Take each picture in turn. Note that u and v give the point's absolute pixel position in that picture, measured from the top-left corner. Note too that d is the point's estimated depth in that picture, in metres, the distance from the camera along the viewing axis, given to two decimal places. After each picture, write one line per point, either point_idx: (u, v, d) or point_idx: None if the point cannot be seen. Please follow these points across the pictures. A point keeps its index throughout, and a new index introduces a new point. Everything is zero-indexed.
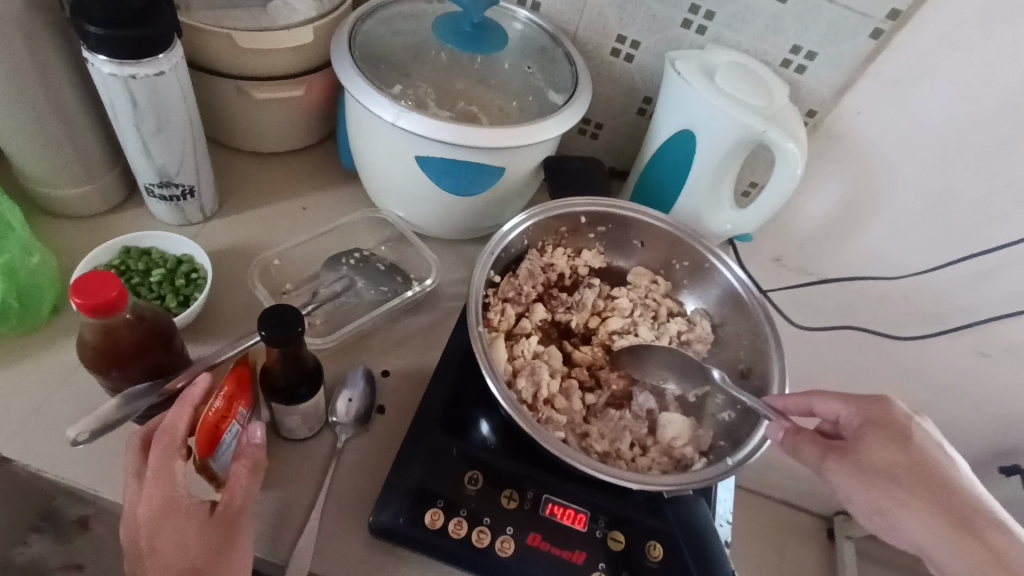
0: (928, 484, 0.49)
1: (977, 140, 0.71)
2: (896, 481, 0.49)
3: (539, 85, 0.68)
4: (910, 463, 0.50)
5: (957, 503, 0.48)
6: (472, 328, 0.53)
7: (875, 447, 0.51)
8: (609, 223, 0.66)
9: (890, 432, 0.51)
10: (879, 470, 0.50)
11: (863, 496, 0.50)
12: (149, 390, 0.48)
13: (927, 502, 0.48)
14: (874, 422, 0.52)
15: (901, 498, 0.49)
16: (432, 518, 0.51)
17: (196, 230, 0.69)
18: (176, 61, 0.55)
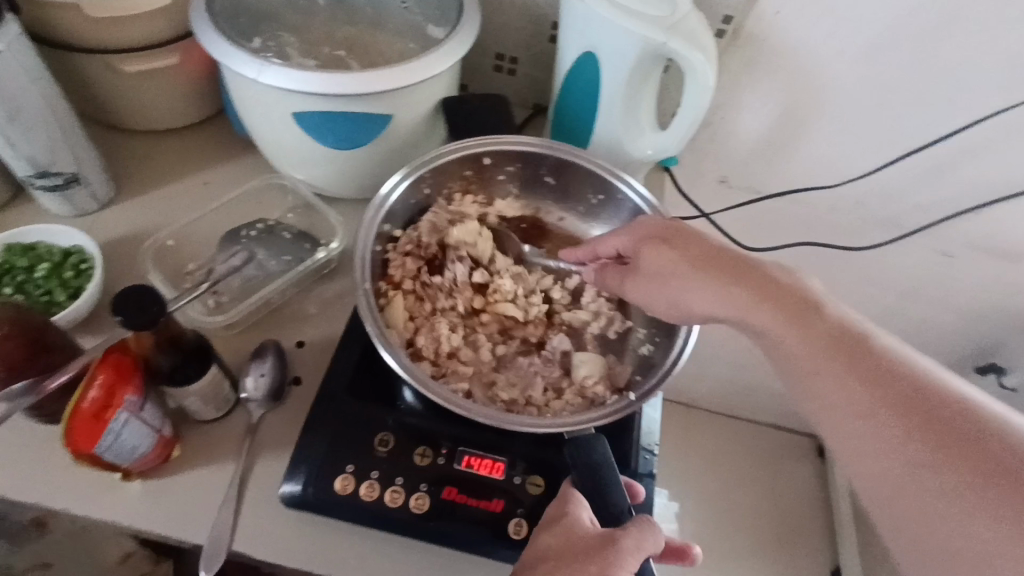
0: (740, 277, 0.48)
1: (908, 26, 0.66)
2: (691, 282, 0.49)
3: (417, 20, 0.63)
4: (701, 254, 0.50)
5: (774, 286, 0.47)
6: (358, 286, 0.52)
7: (654, 254, 0.52)
8: (517, 162, 0.64)
9: (673, 237, 0.52)
10: (667, 268, 0.51)
11: (668, 305, 0.52)
12: (28, 390, 0.46)
13: (735, 289, 0.48)
14: (661, 233, 0.53)
15: (736, 303, 0.47)
16: (342, 484, 0.50)
17: (92, 220, 0.66)
18: (11, 39, 0.51)
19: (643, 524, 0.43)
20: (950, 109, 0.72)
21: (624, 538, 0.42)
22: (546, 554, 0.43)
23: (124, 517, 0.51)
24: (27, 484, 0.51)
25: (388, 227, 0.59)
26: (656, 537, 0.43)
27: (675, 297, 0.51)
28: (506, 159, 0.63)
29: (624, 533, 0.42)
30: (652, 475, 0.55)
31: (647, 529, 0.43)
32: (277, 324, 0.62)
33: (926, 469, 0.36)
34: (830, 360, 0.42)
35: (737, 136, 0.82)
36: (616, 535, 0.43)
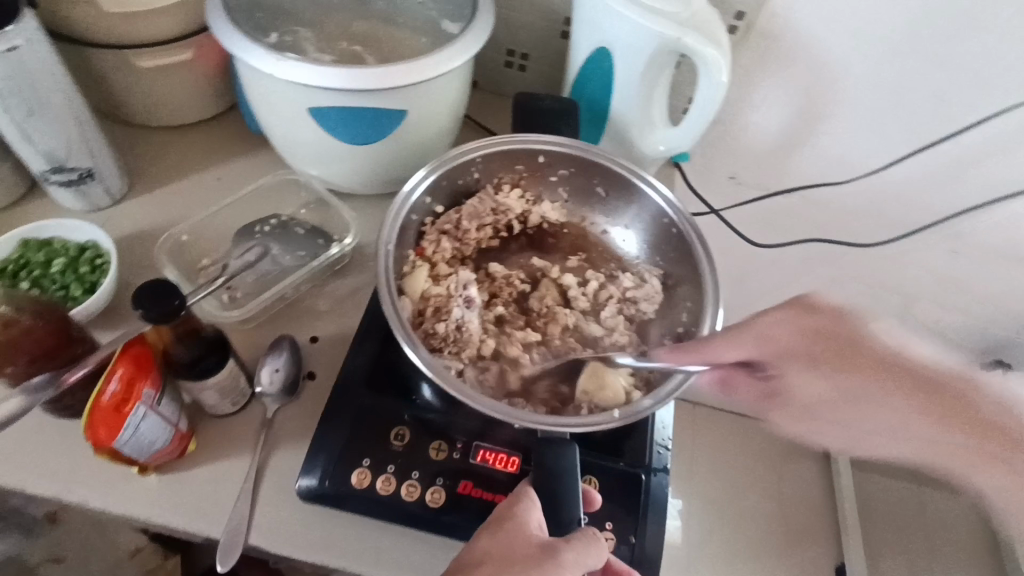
0: (864, 374, 0.51)
1: (926, 22, 0.66)
2: (869, 398, 0.51)
3: (434, 16, 0.64)
4: (834, 359, 0.51)
5: (894, 395, 0.50)
6: (380, 244, 0.53)
7: (802, 377, 0.52)
8: (571, 166, 0.64)
9: (831, 352, 0.51)
10: (830, 394, 0.52)
11: (825, 425, 0.53)
12: (48, 382, 0.46)
13: (861, 406, 0.51)
14: (815, 337, 0.51)
15: (857, 387, 0.51)
16: (359, 477, 0.51)
17: (107, 214, 0.66)
18: (31, 33, 0.50)
19: (587, 541, 0.44)
20: (965, 107, 0.72)
21: (566, 552, 0.43)
22: (487, 555, 0.43)
23: (141, 510, 0.52)
24: (45, 476, 0.52)
25: (427, 199, 0.61)
26: (599, 554, 0.44)
27: (834, 398, 0.52)
28: (560, 160, 0.63)
29: (567, 548, 0.43)
30: (667, 471, 0.55)
31: (591, 546, 0.44)
32: (291, 319, 0.62)
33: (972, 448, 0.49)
34: (960, 438, 0.49)
35: (749, 133, 0.82)
36: (558, 549, 0.43)
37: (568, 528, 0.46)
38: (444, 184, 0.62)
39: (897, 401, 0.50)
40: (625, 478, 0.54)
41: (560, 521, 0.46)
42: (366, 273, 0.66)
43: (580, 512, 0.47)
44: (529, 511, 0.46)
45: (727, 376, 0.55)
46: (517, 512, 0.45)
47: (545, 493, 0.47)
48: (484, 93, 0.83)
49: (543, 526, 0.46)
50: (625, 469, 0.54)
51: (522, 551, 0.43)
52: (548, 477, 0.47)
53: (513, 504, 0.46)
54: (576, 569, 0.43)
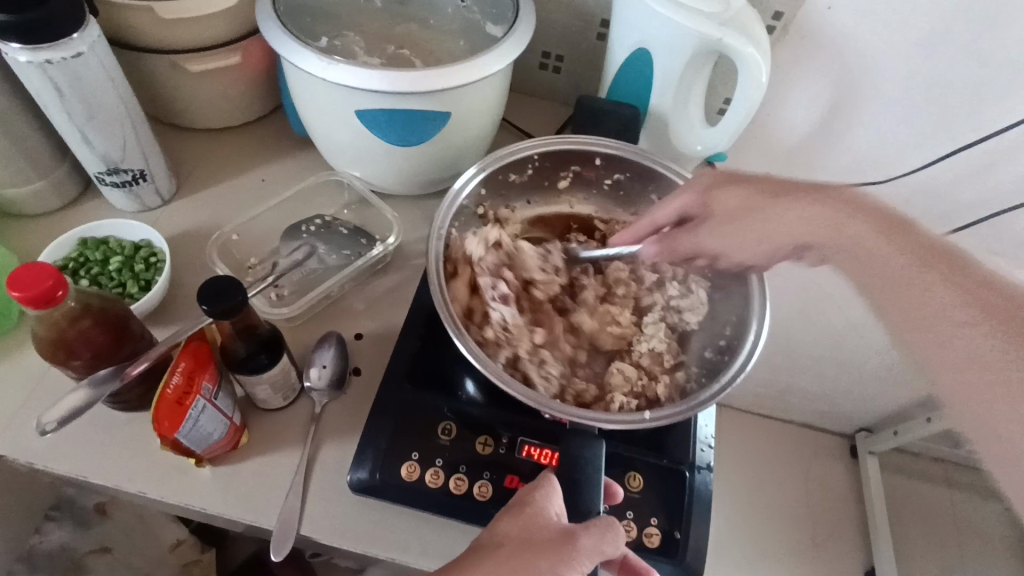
0: (795, 198, 0.52)
1: (966, 19, 0.65)
2: (778, 209, 0.52)
3: (476, 18, 0.65)
4: (777, 190, 0.54)
5: (852, 212, 0.50)
6: (432, 224, 0.56)
7: (728, 198, 0.54)
8: (627, 171, 0.65)
9: (753, 179, 0.55)
10: (743, 201, 0.54)
11: (745, 240, 0.54)
12: (111, 376, 0.48)
13: (751, 219, 0.53)
14: (727, 177, 0.55)
15: (820, 225, 0.51)
16: (408, 470, 0.52)
17: (156, 214, 0.68)
18: (94, 40, 0.52)
19: (604, 528, 0.44)
20: (1006, 102, 0.70)
21: (582, 538, 0.43)
22: (505, 537, 0.44)
23: (197, 501, 0.53)
24: (105, 468, 0.54)
25: (481, 189, 0.63)
26: (615, 543, 0.43)
27: (750, 217, 0.53)
28: (616, 165, 0.65)
29: (583, 534, 0.43)
30: (710, 468, 0.56)
31: (607, 534, 0.43)
32: (336, 316, 0.63)
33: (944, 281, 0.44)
34: (904, 260, 0.46)
35: (783, 131, 0.82)
36: (576, 534, 0.43)
37: (586, 516, 0.47)
38: (499, 178, 0.64)
39: (817, 210, 0.51)
40: (669, 475, 0.54)
41: (581, 507, 0.47)
42: (407, 271, 0.67)
43: (600, 503, 0.47)
44: (550, 498, 0.46)
45: (665, 239, 0.58)
46: (537, 498, 0.46)
47: (567, 478, 0.48)
48: (517, 95, 0.84)
49: (562, 514, 0.46)
50: (669, 465, 0.55)
51: (540, 535, 0.43)
52: (573, 463, 0.49)
53: (535, 490, 0.47)
54: (594, 557, 0.43)
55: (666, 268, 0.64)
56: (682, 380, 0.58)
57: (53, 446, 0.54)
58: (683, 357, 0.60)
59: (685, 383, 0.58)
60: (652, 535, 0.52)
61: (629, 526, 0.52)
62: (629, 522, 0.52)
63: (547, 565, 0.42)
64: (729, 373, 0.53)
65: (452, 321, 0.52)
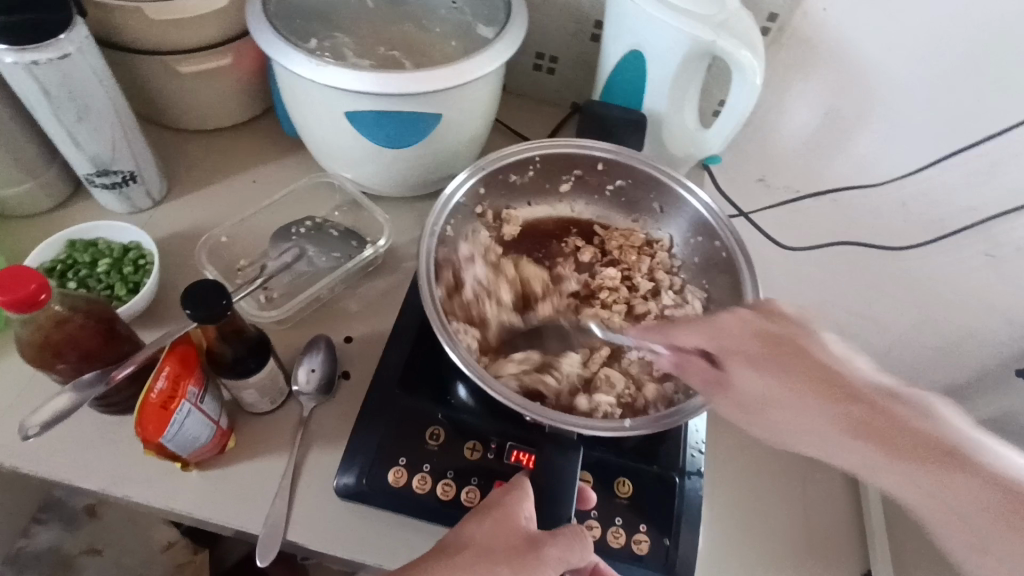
0: (817, 391, 0.47)
1: (965, 23, 0.64)
2: (789, 403, 0.47)
3: (469, 19, 0.64)
4: (840, 389, 0.47)
5: (893, 416, 0.45)
6: (427, 222, 0.56)
7: (744, 373, 0.49)
8: (629, 178, 0.65)
9: (775, 351, 0.49)
10: (763, 392, 0.49)
11: (804, 433, 0.47)
12: (97, 379, 0.47)
13: (791, 403, 0.47)
14: (762, 333, 0.50)
15: (822, 422, 0.47)
16: (395, 476, 0.52)
17: (147, 216, 0.68)
18: (82, 41, 0.52)
19: (572, 537, 0.44)
20: (1004, 109, 0.69)
21: (548, 547, 0.44)
22: (469, 540, 0.44)
23: (184, 505, 0.53)
24: (92, 470, 0.53)
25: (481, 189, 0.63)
26: (582, 554, 0.44)
27: (767, 405, 0.48)
28: (619, 171, 0.64)
29: (550, 543, 0.44)
30: (700, 474, 0.55)
31: (575, 544, 0.44)
32: (326, 319, 0.63)
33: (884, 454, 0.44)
34: (826, 419, 0.46)
35: (779, 134, 0.82)
36: (541, 544, 0.44)
37: (558, 523, 0.49)
38: (500, 178, 0.64)
39: (850, 411, 0.46)
40: (658, 481, 0.54)
41: (553, 515, 0.49)
42: (398, 274, 0.67)
43: (571, 510, 0.49)
44: (520, 502, 0.46)
45: (681, 359, 0.52)
46: (508, 502, 0.46)
47: (540, 487, 0.51)
48: (512, 96, 0.84)
49: (530, 518, 0.46)
50: (659, 472, 0.54)
51: (505, 540, 0.44)
52: (548, 475, 0.51)
53: (507, 493, 0.46)
54: (558, 566, 0.44)
55: (662, 277, 0.65)
56: (671, 391, 0.57)
57: (40, 448, 0.54)
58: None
59: (673, 394, 0.56)
60: (641, 542, 0.51)
61: (618, 532, 0.52)
62: (618, 528, 0.52)
63: (510, 572, 0.42)
64: (713, 387, 0.53)
65: (441, 324, 0.52)
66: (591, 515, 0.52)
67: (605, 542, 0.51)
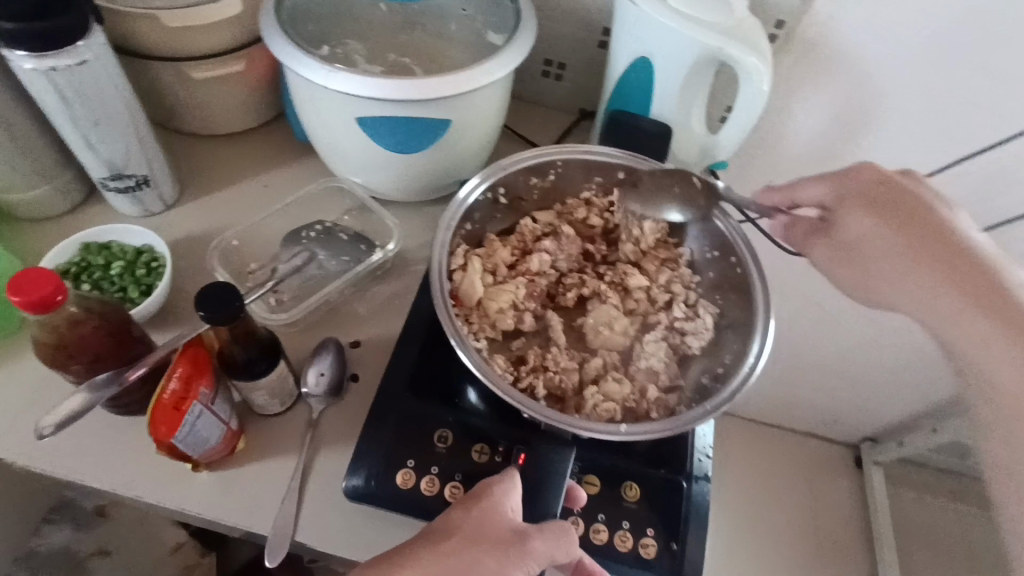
0: (926, 254, 0.53)
1: (972, 29, 0.65)
2: (904, 262, 0.54)
3: (479, 27, 0.65)
4: (895, 210, 0.55)
5: (990, 300, 0.49)
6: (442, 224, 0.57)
7: (851, 215, 0.57)
8: None
9: (879, 201, 0.56)
10: (873, 230, 0.56)
11: (858, 271, 0.57)
12: (111, 380, 0.48)
13: (902, 266, 0.54)
14: (874, 186, 0.56)
15: (925, 285, 0.52)
16: (403, 478, 0.52)
17: (159, 219, 0.69)
18: (98, 47, 0.53)
19: (559, 532, 0.45)
20: (1009, 115, 0.71)
21: (536, 541, 0.44)
22: (455, 528, 0.44)
23: (194, 506, 0.53)
24: (103, 473, 0.54)
25: (500, 189, 0.64)
26: (569, 549, 0.45)
27: (883, 270, 0.55)
28: (639, 180, 0.65)
29: (538, 537, 0.44)
30: (708, 478, 0.55)
31: (563, 539, 0.45)
32: (334, 322, 0.63)
33: (960, 301, 0.50)
34: (956, 293, 0.51)
35: (786, 138, 0.81)
36: (530, 537, 0.44)
37: (545, 518, 0.48)
38: (519, 181, 0.64)
39: (933, 270, 0.52)
40: (667, 485, 0.54)
41: (538, 510, 0.48)
42: (406, 278, 0.67)
43: (558, 506, 0.49)
44: (508, 493, 0.46)
45: (791, 220, 0.63)
46: (495, 492, 0.46)
47: (529, 479, 0.50)
48: (519, 102, 0.84)
49: (518, 510, 0.46)
50: (667, 476, 0.54)
51: (492, 531, 0.44)
52: (538, 466, 0.50)
53: (496, 483, 0.46)
54: (544, 560, 0.44)
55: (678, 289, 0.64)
56: (674, 402, 0.57)
57: (52, 449, 0.55)
58: (679, 382, 0.59)
59: (675, 407, 0.57)
60: (648, 546, 0.52)
61: (625, 536, 0.52)
62: (625, 532, 0.52)
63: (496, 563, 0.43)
64: (717, 399, 0.52)
65: (454, 330, 0.52)
66: (598, 518, 0.52)
67: (612, 546, 0.51)
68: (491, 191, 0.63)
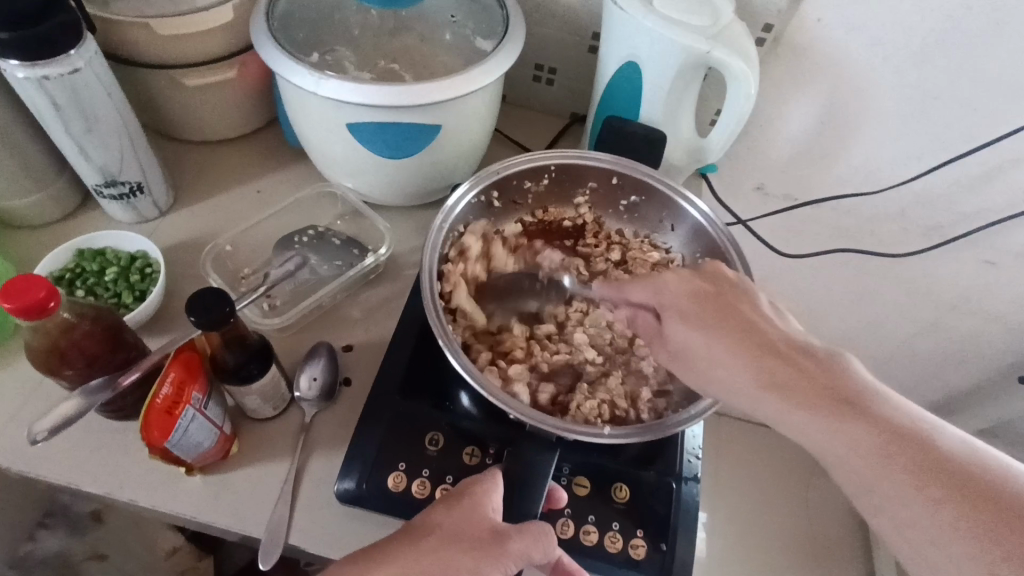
0: (733, 340, 0.49)
1: (958, 33, 0.65)
2: (715, 359, 0.49)
3: (469, 33, 0.66)
4: (725, 320, 0.50)
5: (839, 407, 0.44)
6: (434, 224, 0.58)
7: (684, 331, 0.51)
8: (642, 193, 0.65)
9: (707, 306, 0.51)
10: (698, 342, 0.50)
11: (728, 389, 0.49)
12: (104, 385, 0.48)
13: (784, 404, 0.46)
14: (699, 292, 0.53)
15: (749, 385, 0.48)
16: (395, 481, 0.53)
17: (153, 225, 0.69)
18: (91, 56, 0.54)
19: (538, 535, 0.45)
20: (997, 117, 0.71)
21: (514, 542, 0.45)
22: (438, 523, 0.45)
23: (187, 509, 0.54)
24: (98, 477, 0.54)
25: (494, 191, 0.65)
26: (546, 550, 0.45)
27: (704, 361, 0.50)
28: (631, 185, 0.65)
29: (517, 538, 0.45)
30: (697, 480, 0.56)
31: (541, 541, 0.45)
32: (327, 327, 0.64)
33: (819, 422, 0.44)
34: (819, 418, 0.44)
35: (775, 141, 0.82)
36: (508, 538, 0.45)
37: (524, 518, 0.47)
38: (513, 183, 0.65)
39: (758, 371, 0.47)
40: (656, 486, 0.54)
41: (519, 510, 0.47)
42: (398, 282, 0.68)
43: (539, 507, 0.47)
44: (490, 493, 0.46)
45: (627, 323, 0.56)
46: (477, 492, 0.46)
47: None
48: (511, 107, 0.85)
49: (500, 510, 0.46)
50: (656, 477, 0.55)
51: (472, 531, 0.44)
52: (521, 466, 0.49)
53: (479, 482, 0.47)
54: (522, 559, 0.45)
55: None
56: (662, 406, 0.58)
57: (46, 453, 0.55)
58: (668, 387, 0.59)
59: (664, 411, 0.57)
60: (638, 547, 0.52)
61: (615, 537, 0.52)
62: (615, 533, 0.52)
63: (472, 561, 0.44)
64: (701, 405, 0.53)
65: (444, 333, 0.52)
66: (588, 519, 0.53)
67: (602, 547, 0.52)
68: (484, 194, 0.64)
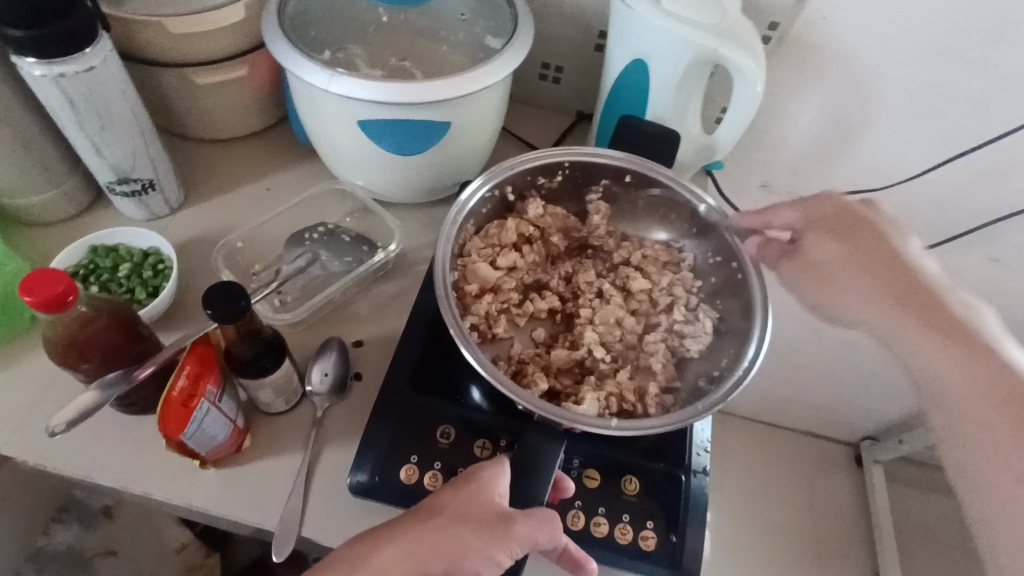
0: (900, 288, 0.54)
1: (962, 28, 0.66)
2: (890, 302, 0.53)
3: (478, 31, 0.67)
4: (858, 238, 0.56)
5: (946, 325, 0.51)
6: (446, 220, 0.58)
7: (821, 244, 0.57)
8: (652, 191, 0.66)
9: (850, 231, 0.56)
10: (837, 255, 0.56)
11: (862, 298, 0.55)
12: (120, 378, 0.49)
13: (868, 300, 0.54)
14: (835, 220, 0.57)
15: (887, 313, 0.53)
16: (407, 473, 0.53)
17: (165, 222, 0.70)
18: (106, 54, 0.54)
19: (542, 518, 0.46)
20: (1003, 113, 0.72)
21: (519, 525, 0.45)
22: (443, 506, 0.46)
23: (201, 502, 0.54)
24: (112, 471, 0.55)
25: (506, 188, 0.65)
26: (551, 534, 0.46)
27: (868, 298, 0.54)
28: (642, 183, 0.65)
29: (522, 521, 0.45)
30: (705, 472, 0.56)
31: (546, 525, 0.46)
32: (339, 322, 0.65)
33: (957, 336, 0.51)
34: (947, 350, 0.51)
35: (783, 137, 0.82)
36: (514, 521, 0.45)
37: (529, 504, 0.47)
38: (524, 181, 0.66)
39: (899, 318, 0.53)
40: (666, 479, 0.55)
41: (525, 495, 0.47)
42: (408, 278, 0.68)
43: (545, 493, 0.48)
44: (497, 478, 0.47)
45: (764, 242, 0.61)
46: (484, 476, 0.47)
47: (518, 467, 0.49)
48: (519, 105, 0.86)
49: (506, 495, 0.47)
50: (666, 470, 0.55)
51: (478, 512, 0.45)
52: (528, 454, 0.50)
53: (485, 467, 0.47)
54: (527, 542, 0.45)
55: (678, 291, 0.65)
56: (670, 403, 0.58)
57: (62, 446, 0.56)
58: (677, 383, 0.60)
59: (671, 407, 0.58)
60: (648, 539, 0.53)
61: (625, 529, 0.53)
62: (625, 525, 0.53)
63: (477, 542, 0.45)
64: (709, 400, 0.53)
65: (457, 326, 0.52)
66: (598, 511, 0.53)
67: (612, 538, 0.52)
68: (497, 189, 0.64)
